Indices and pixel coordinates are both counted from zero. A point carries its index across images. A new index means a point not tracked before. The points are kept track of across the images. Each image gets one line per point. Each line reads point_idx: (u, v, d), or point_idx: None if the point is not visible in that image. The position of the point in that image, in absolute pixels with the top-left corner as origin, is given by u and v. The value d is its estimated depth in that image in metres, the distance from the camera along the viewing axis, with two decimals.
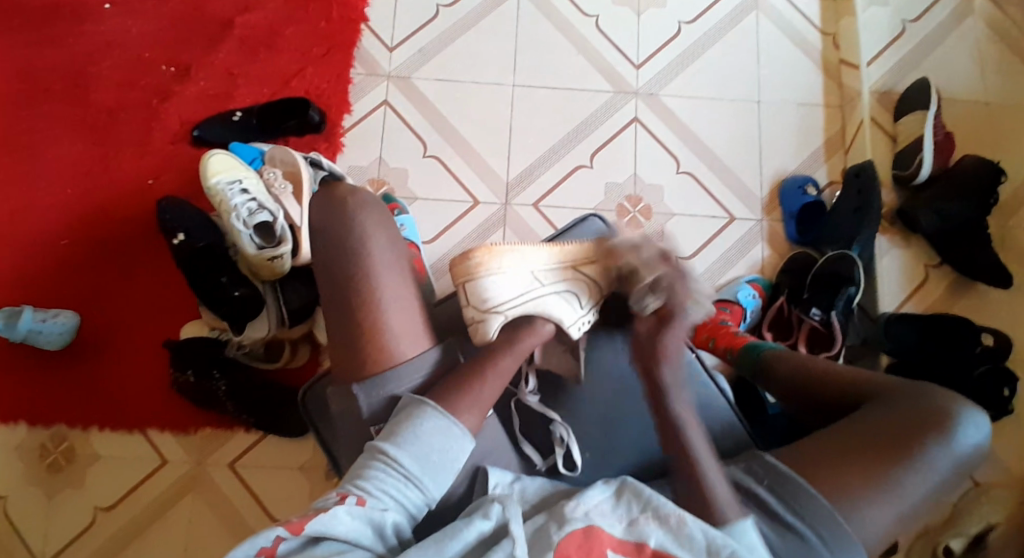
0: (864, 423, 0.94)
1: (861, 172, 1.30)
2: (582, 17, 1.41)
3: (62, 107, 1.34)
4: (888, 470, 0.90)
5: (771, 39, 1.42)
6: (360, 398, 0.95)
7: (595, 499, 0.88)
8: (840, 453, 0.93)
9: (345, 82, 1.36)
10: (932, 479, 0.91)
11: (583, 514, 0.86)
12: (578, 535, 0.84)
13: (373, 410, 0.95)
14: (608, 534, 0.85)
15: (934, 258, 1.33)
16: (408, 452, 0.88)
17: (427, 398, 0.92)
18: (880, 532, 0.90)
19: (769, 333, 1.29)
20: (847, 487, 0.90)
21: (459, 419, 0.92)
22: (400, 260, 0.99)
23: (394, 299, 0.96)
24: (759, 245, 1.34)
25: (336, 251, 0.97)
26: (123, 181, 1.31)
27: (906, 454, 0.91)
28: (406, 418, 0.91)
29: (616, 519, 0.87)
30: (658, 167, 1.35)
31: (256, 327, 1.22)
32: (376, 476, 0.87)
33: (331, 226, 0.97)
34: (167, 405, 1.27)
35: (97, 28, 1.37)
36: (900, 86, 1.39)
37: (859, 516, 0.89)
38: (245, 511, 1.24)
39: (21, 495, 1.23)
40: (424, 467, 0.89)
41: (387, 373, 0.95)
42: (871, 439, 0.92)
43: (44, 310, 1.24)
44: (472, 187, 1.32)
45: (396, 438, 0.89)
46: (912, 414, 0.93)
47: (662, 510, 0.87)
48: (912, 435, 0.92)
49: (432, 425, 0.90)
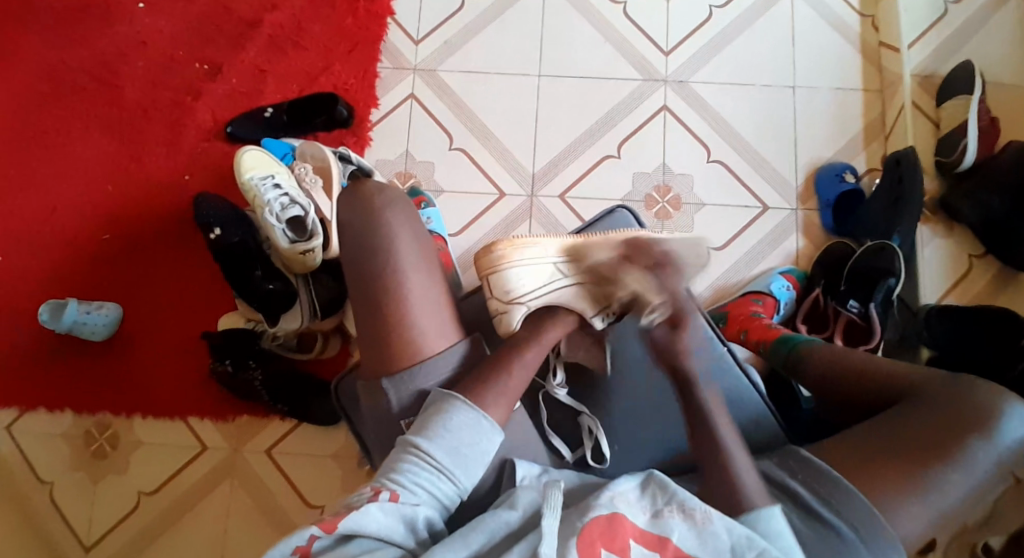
0: (903, 421, 0.92)
1: (901, 159, 1.25)
2: (608, 4, 1.39)
3: (103, 106, 1.38)
4: (932, 468, 0.88)
5: (805, 22, 1.37)
6: (389, 393, 0.96)
7: (623, 487, 0.88)
8: (880, 453, 0.90)
9: (373, 77, 1.37)
10: (974, 478, 0.88)
11: (607, 500, 0.86)
12: (602, 521, 0.83)
13: (402, 404, 0.96)
14: (631, 524, 0.84)
15: (978, 248, 1.29)
16: (439, 446, 0.89)
17: (455, 392, 0.93)
18: (920, 532, 0.88)
19: (803, 326, 1.26)
20: (882, 484, 0.88)
21: (487, 412, 0.92)
22: (427, 257, 1.00)
23: (421, 293, 0.97)
24: (793, 235, 1.31)
25: (363, 248, 0.98)
26: (161, 178, 1.35)
27: (949, 451, 0.88)
28: (435, 412, 0.92)
29: (641, 510, 0.86)
30: (688, 157, 1.33)
31: (290, 319, 1.25)
32: (409, 470, 0.88)
33: (357, 226, 0.99)
34: (207, 395, 1.31)
35: (134, 29, 1.41)
36: (943, 69, 1.33)
37: (903, 517, 0.87)
38: (282, 497, 1.28)
39: (68, 481, 1.28)
40: (456, 460, 0.90)
41: (413, 368, 0.96)
42: (910, 439, 0.90)
43: (89, 303, 1.29)
44: (498, 179, 1.32)
45: (427, 432, 0.90)
46: (953, 410, 0.91)
47: (688, 505, 0.86)
48: (955, 431, 0.89)
49: (463, 418, 0.91)
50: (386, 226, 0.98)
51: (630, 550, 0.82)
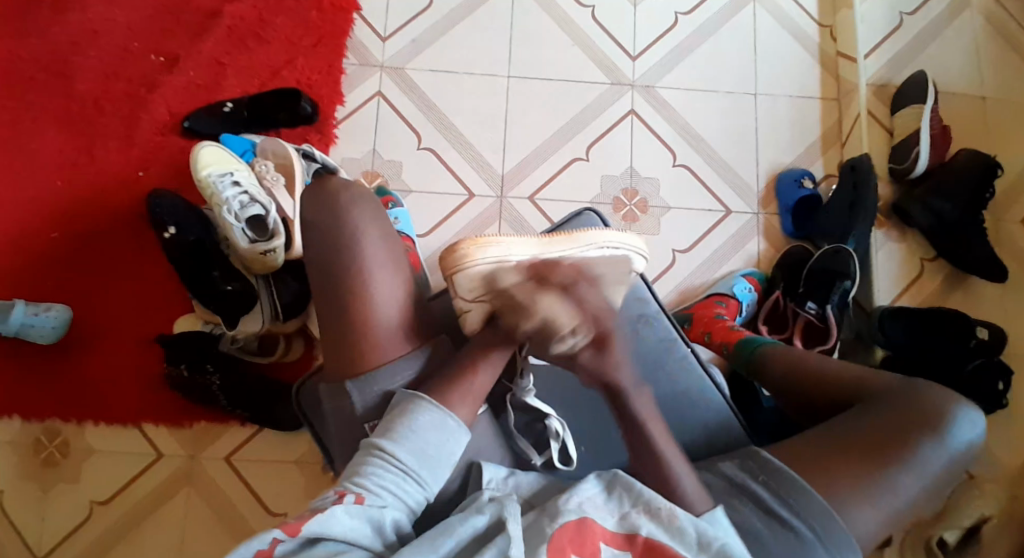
0: (858, 421, 0.94)
1: (857, 165, 1.30)
2: (577, 8, 1.40)
3: (51, 97, 1.32)
4: (884, 468, 0.90)
5: (767, 30, 1.41)
6: (354, 396, 0.94)
7: (588, 491, 0.87)
8: (835, 451, 0.92)
9: (339, 73, 1.34)
10: (927, 480, 0.91)
11: (576, 506, 0.85)
12: (571, 527, 0.83)
13: (367, 406, 0.94)
14: (601, 528, 0.84)
15: (930, 251, 1.33)
16: (404, 448, 0.88)
17: (420, 392, 0.92)
18: (872, 532, 0.90)
19: (764, 326, 1.28)
20: (841, 484, 0.90)
21: (453, 411, 0.91)
22: (394, 258, 0.97)
23: (386, 295, 0.94)
24: (755, 238, 1.34)
25: (329, 249, 0.94)
26: (113, 173, 1.30)
27: (901, 452, 0.91)
28: (400, 414, 0.90)
29: (608, 513, 0.86)
30: (654, 161, 1.35)
31: (249, 321, 1.21)
32: (374, 473, 0.86)
33: (322, 226, 0.95)
34: (160, 399, 1.26)
35: (86, 18, 1.35)
36: (896, 79, 1.38)
37: (858, 513, 0.89)
38: (240, 504, 1.24)
39: (14, 491, 1.22)
40: (422, 462, 0.88)
41: (377, 371, 0.94)
42: (863, 437, 0.92)
43: (37, 304, 1.23)
44: (467, 180, 1.31)
45: (392, 434, 0.88)
46: (906, 413, 0.93)
47: (654, 504, 0.86)
48: (907, 432, 0.92)
49: (428, 419, 0.90)
50: (350, 228, 0.94)
51: (601, 553, 0.82)
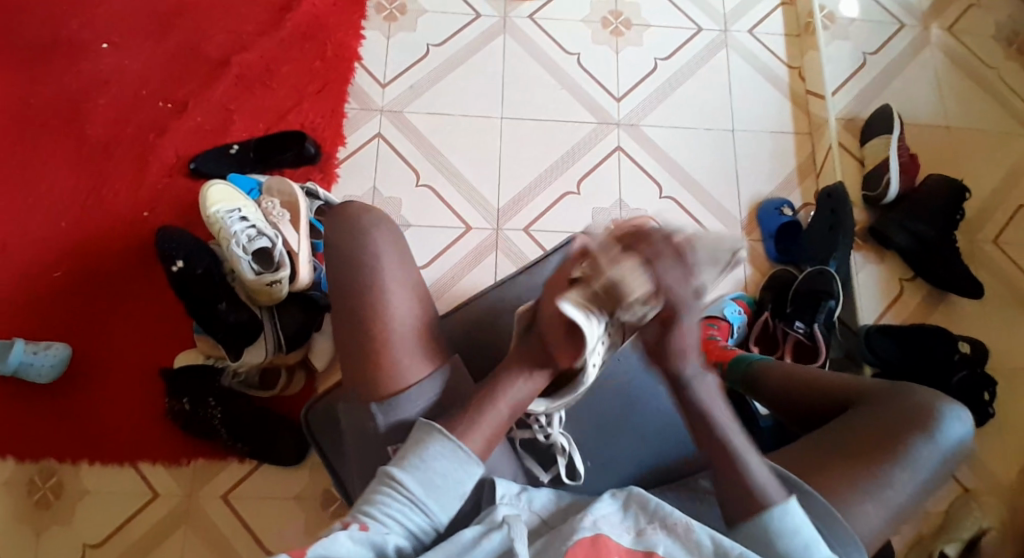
0: (851, 425, 0.97)
1: (832, 192, 1.35)
2: (564, 55, 1.49)
3: (58, 142, 1.36)
4: (880, 468, 0.92)
5: (741, 72, 1.51)
6: (377, 418, 0.91)
7: (603, 510, 0.85)
8: (834, 455, 0.94)
9: (340, 117, 1.40)
10: (921, 475, 0.93)
11: (590, 524, 0.82)
12: (586, 543, 0.80)
13: (389, 430, 0.91)
14: (616, 544, 0.81)
15: (908, 272, 1.39)
16: (415, 477, 0.84)
17: (434, 422, 0.88)
18: (876, 532, 0.91)
19: (756, 348, 1.32)
20: (843, 487, 0.92)
21: (465, 442, 0.87)
22: (412, 280, 0.96)
23: (404, 314, 0.93)
24: (741, 264, 1.40)
25: (349, 267, 0.94)
26: (118, 214, 1.33)
27: (896, 453, 0.93)
28: (414, 442, 0.87)
29: (624, 530, 0.84)
30: (642, 193, 1.41)
31: (253, 352, 1.22)
32: (381, 502, 0.83)
33: (342, 245, 0.95)
34: (159, 436, 1.24)
35: (96, 67, 1.41)
36: (863, 114, 1.47)
37: (860, 515, 0.90)
38: (237, 542, 1.21)
39: (5, 534, 1.19)
40: (432, 492, 0.84)
41: (401, 396, 0.91)
42: (857, 441, 0.95)
43: (37, 342, 1.24)
44: (464, 214, 1.36)
45: (403, 462, 0.85)
46: (897, 414, 0.96)
47: (671, 519, 0.84)
48: (901, 433, 0.94)
49: (440, 448, 0.86)
50: (372, 249, 0.94)
51: None
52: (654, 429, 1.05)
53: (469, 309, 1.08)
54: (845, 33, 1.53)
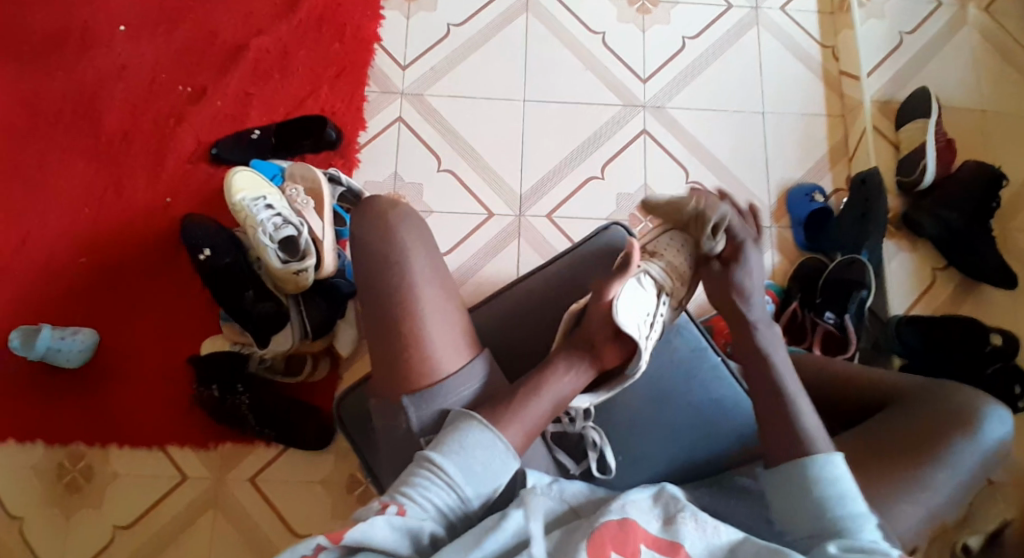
0: (888, 425, 0.96)
1: (867, 179, 1.32)
2: (588, 34, 1.45)
3: (81, 128, 1.36)
4: (919, 466, 0.91)
5: (771, 51, 1.46)
6: (410, 412, 0.88)
7: (634, 496, 0.84)
8: (872, 453, 0.93)
9: (361, 100, 1.39)
10: (960, 475, 0.91)
11: (618, 507, 0.82)
12: (614, 525, 0.78)
13: (422, 424, 0.88)
14: (643, 530, 0.80)
15: (941, 261, 1.36)
16: (454, 462, 0.81)
17: (473, 412, 0.85)
18: (914, 532, 0.89)
19: (784, 338, 1.28)
20: (882, 484, 0.90)
21: (504, 433, 0.84)
22: (441, 272, 0.93)
23: (435, 308, 0.90)
24: (769, 251, 1.37)
25: (377, 262, 0.91)
26: (142, 200, 1.33)
27: (935, 451, 0.92)
28: (452, 429, 0.84)
29: (653, 518, 0.82)
30: (668, 177, 1.38)
31: (280, 339, 1.22)
32: (418, 486, 0.80)
33: (371, 239, 0.91)
34: (185, 422, 1.26)
35: (115, 51, 1.40)
36: (898, 96, 1.43)
37: (898, 513, 0.89)
38: (265, 526, 1.22)
39: (39, 516, 1.22)
40: (471, 480, 0.81)
41: (435, 388, 0.88)
42: (895, 440, 0.94)
43: (64, 328, 1.25)
44: (486, 200, 1.35)
45: (442, 447, 0.82)
46: (936, 411, 0.95)
47: (702, 516, 0.82)
48: (940, 432, 0.93)
49: (477, 436, 0.83)
50: (402, 243, 0.91)
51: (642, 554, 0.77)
52: (683, 427, 1.02)
53: (491, 307, 1.05)
54: (880, 11, 1.47)
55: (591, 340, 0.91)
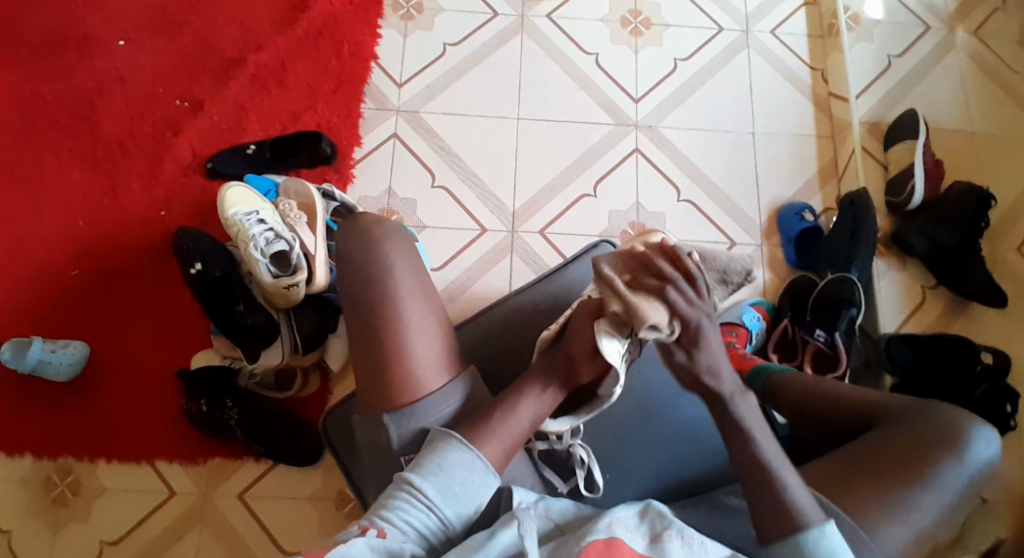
0: (876, 442, 0.96)
1: (855, 200, 1.33)
2: (582, 54, 1.47)
3: (76, 141, 1.37)
4: (907, 485, 0.91)
5: (762, 72, 1.48)
6: (390, 429, 0.88)
7: (619, 513, 0.83)
8: (860, 472, 0.93)
9: (356, 117, 1.40)
10: (948, 495, 0.91)
11: (605, 526, 0.80)
12: (600, 545, 0.77)
13: (402, 442, 0.88)
14: (629, 547, 0.79)
15: (930, 280, 1.36)
16: (433, 483, 0.81)
17: (452, 430, 0.85)
18: (901, 553, 0.90)
19: (774, 355, 1.29)
20: (869, 503, 0.90)
21: (482, 451, 0.84)
22: (426, 288, 0.93)
23: (419, 324, 0.90)
24: (760, 269, 1.38)
25: (362, 278, 0.91)
26: (135, 213, 1.33)
27: (922, 470, 0.92)
28: (431, 449, 0.84)
29: (639, 535, 0.82)
30: (660, 195, 1.39)
31: (269, 355, 1.22)
32: (397, 508, 0.79)
33: (356, 257, 0.92)
34: (174, 435, 1.25)
35: (112, 65, 1.41)
36: (888, 117, 1.45)
37: (884, 532, 0.89)
38: (254, 543, 1.21)
39: (23, 530, 1.20)
40: (450, 500, 0.81)
41: (415, 405, 0.88)
42: (883, 459, 0.94)
43: (54, 340, 1.24)
44: (479, 215, 1.35)
45: (421, 469, 0.82)
46: (924, 430, 0.95)
47: (687, 532, 0.82)
48: (928, 451, 0.93)
49: (456, 456, 0.83)
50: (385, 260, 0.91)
51: None
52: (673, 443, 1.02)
53: (480, 321, 1.06)
54: (870, 34, 1.50)
55: (570, 361, 0.91)
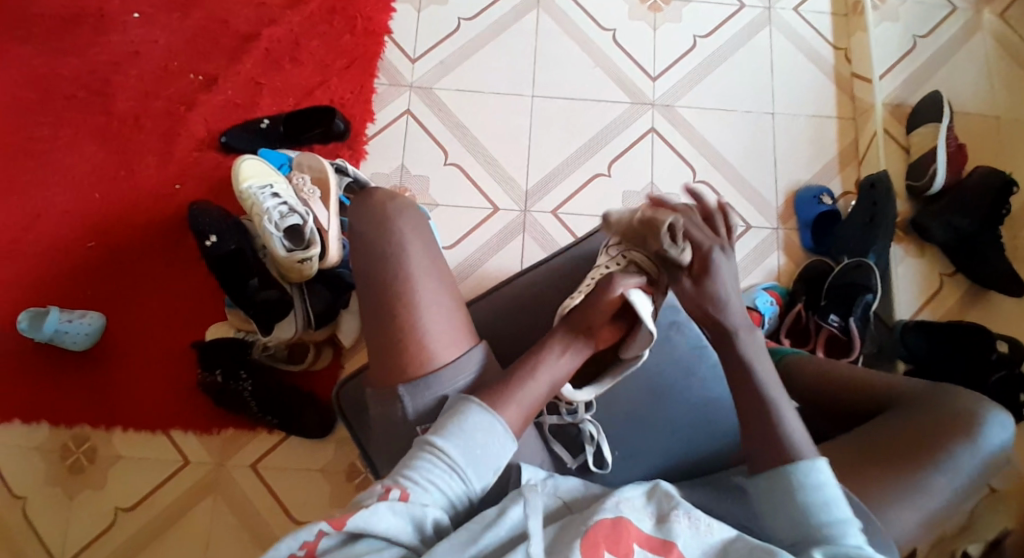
0: (887, 426, 0.95)
1: (876, 182, 1.32)
2: (598, 31, 1.45)
3: (92, 114, 1.37)
4: (917, 470, 0.91)
5: (783, 52, 1.45)
6: (405, 400, 0.88)
7: (628, 493, 0.84)
8: (870, 455, 0.93)
9: (369, 92, 1.39)
10: (959, 480, 0.90)
11: (613, 504, 0.81)
12: (607, 523, 0.78)
13: (418, 412, 0.88)
14: (636, 529, 0.79)
15: (949, 267, 1.35)
16: (457, 445, 0.80)
17: (470, 395, 0.85)
18: (909, 537, 0.89)
19: (786, 339, 1.28)
20: (877, 487, 0.90)
21: (501, 415, 0.84)
22: (439, 264, 0.93)
23: (433, 298, 0.90)
24: (775, 253, 1.36)
25: (374, 254, 0.91)
26: (151, 186, 1.34)
27: (932, 455, 0.91)
28: (453, 412, 0.83)
29: (646, 515, 0.82)
30: (675, 176, 1.38)
31: (284, 327, 1.23)
32: (420, 467, 0.79)
33: (371, 231, 0.92)
34: (188, 407, 1.27)
35: (126, 37, 1.41)
36: (911, 100, 1.42)
37: (893, 517, 0.88)
38: (266, 513, 1.23)
39: (41, 496, 1.23)
40: (472, 463, 0.80)
41: (431, 376, 0.87)
42: (893, 442, 0.93)
43: (71, 311, 1.26)
44: (492, 194, 1.35)
45: (445, 430, 0.81)
46: (936, 415, 0.94)
47: (695, 513, 0.82)
48: (938, 436, 0.92)
49: (478, 419, 0.82)
50: (399, 235, 0.91)
51: (635, 553, 0.77)
52: (682, 428, 1.01)
53: (493, 299, 1.06)
54: (894, 13, 1.47)
55: (586, 319, 0.91)
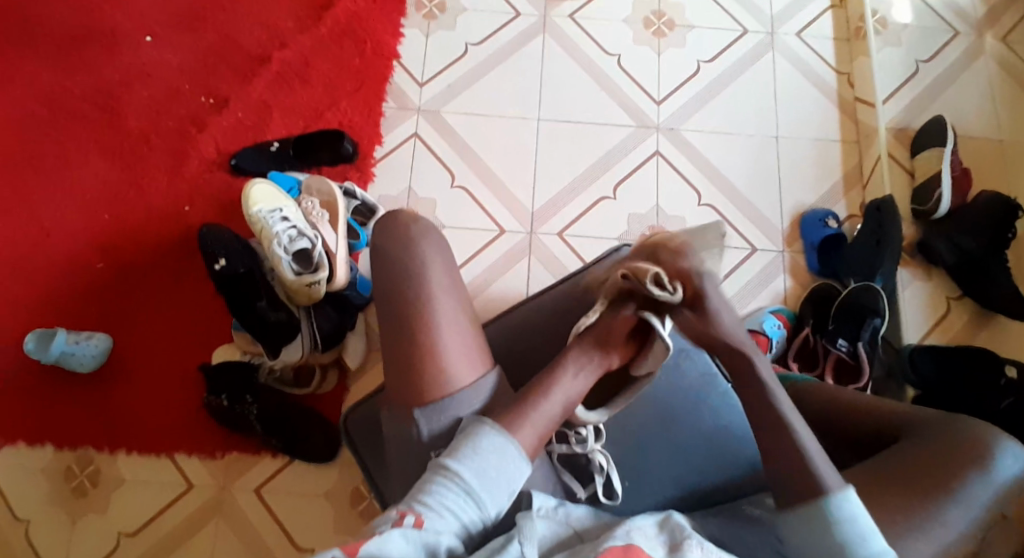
0: (901, 457, 0.94)
1: (881, 206, 1.31)
2: (604, 55, 1.46)
3: (102, 135, 1.38)
4: (932, 501, 0.89)
5: (788, 75, 1.46)
6: (421, 423, 0.87)
7: (639, 521, 0.83)
8: (884, 485, 0.92)
9: (378, 115, 1.40)
10: (973, 512, 0.89)
11: (623, 532, 0.80)
12: (618, 552, 0.76)
13: (433, 435, 0.87)
14: (649, 557, 0.78)
15: (955, 290, 1.34)
16: (469, 468, 0.80)
17: (487, 417, 0.85)
18: None
19: (794, 364, 1.27)
20: (893, 517, 0.89)
21: (517, 438, 0.83)
22: (456, 286, 0.93)
23: (449, 319, 0.90)
24: (781, 275, 1.36)
25: (394, 273, 0.92)
26: (159, 208, 1.35)
27: (948, 486, 0.90)
28: (465, 436, 0.83)
29: (658, 544, 0.81)
30: (681, 198, 1.38)
31: (291, 351, 1.23)
32: (434, 492, 0.78)
33: (391, 250, 0.92)
34: (193, 429, 1.26)
35: (137, 60, 1.42)
36: (915, 123, 1.43)
37: (909, 548, 0.87)
38: (270, 538, 1.22)
39: (44, 518, 1.22)
40: (487, 486, 0.80)
41: (448, 398, 0.87)
42: (908, 473, 0.92)
43: (77, 332, 1.26)
44: (498, 217, 1.35)
45: (457, 454, 0.81)
46: (950, 445, 0.93)
47: (708, 545, 0.81)
48: (953, 466, 0.91)
49: (491, 441, 0.82)
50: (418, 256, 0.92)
51: None
52: (690, 451, 1.01)
53: (503, 323, 1.06)
54: (898, 38, 1.48)
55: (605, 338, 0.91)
